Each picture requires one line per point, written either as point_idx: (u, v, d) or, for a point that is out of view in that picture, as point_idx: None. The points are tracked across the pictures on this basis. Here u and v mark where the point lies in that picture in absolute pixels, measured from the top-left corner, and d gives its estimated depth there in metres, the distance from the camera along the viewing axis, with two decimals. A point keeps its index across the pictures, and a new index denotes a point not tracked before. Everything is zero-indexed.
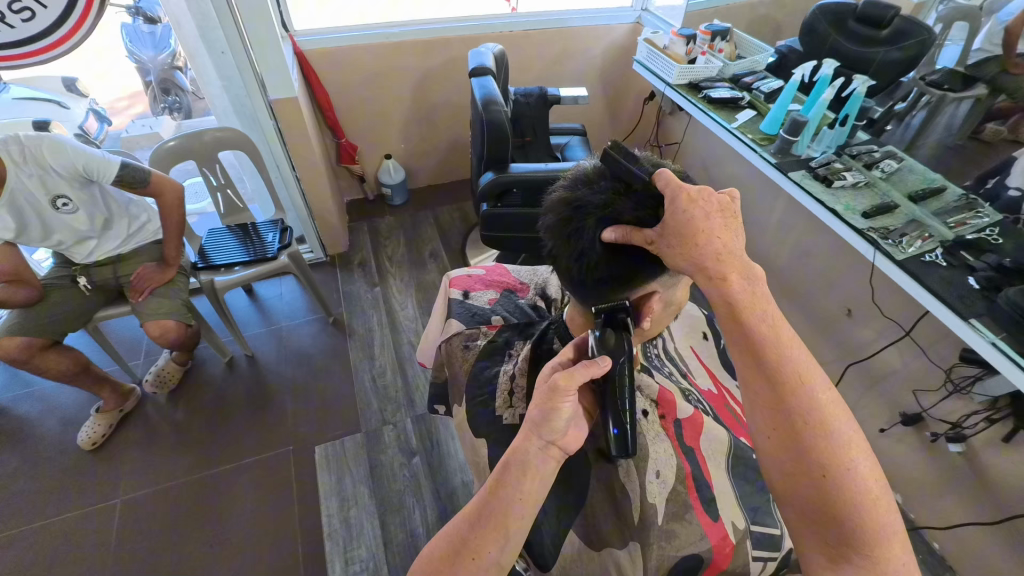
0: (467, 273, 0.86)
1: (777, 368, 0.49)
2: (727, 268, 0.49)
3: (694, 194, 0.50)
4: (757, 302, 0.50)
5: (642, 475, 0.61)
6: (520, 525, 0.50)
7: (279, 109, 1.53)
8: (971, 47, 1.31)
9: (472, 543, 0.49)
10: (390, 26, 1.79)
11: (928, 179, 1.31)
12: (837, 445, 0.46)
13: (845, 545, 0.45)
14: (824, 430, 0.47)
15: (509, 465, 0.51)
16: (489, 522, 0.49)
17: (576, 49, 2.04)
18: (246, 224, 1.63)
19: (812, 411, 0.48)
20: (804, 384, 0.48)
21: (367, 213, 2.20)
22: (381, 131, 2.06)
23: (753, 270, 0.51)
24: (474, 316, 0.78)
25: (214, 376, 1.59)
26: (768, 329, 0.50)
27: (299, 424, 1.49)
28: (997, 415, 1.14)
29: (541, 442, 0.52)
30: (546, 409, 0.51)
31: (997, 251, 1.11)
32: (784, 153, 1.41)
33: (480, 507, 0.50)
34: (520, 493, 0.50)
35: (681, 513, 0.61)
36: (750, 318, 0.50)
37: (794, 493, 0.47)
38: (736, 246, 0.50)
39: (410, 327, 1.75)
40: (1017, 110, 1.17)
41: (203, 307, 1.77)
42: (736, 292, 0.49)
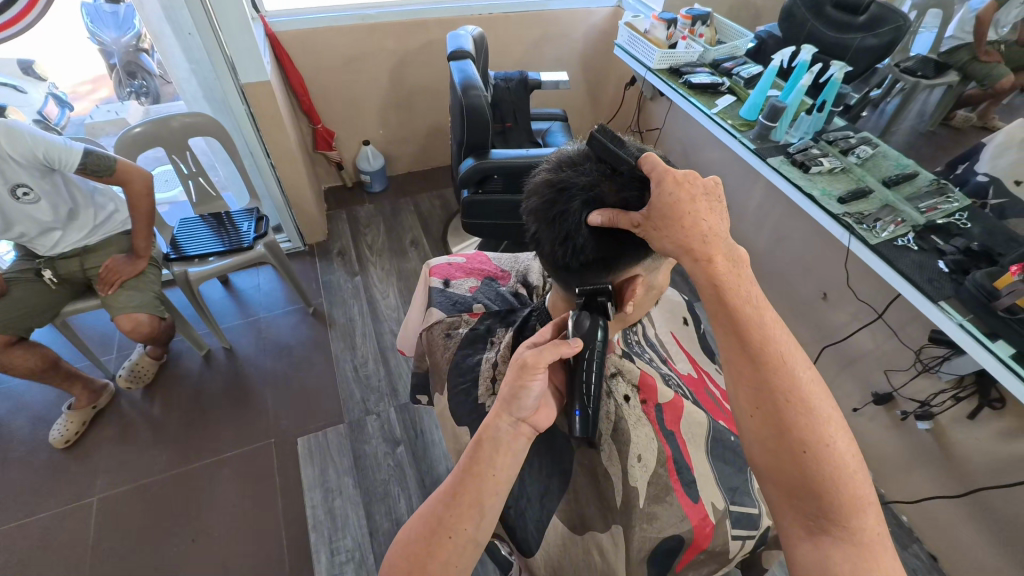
0: (448, 261, 0.85)
1: (760, 347, 0.49)
2: (713, 250, 0.50)
3: (682, 176, 0.51)
4: (741, 283, 0.51)
5: (624, 460, 0.62)
6: (494, 500, 0.50)
7: (251, 94, 1.48)
8: (945, 35, 1.31)
9: (448, 521, 0.48)
10: (366, 6, 1.73)
11: (901, 164, 1.35)
12: (817, 422, 0.47)
13: (825, 518, 0.46)
14: (805, 406, 0.48)
15: (481, 442, 0.52)
16: (462, 499, 0.49)
17: (556, 33, 2.01)
18: (220, 213, 1.58)
19: (793, 392, 0.48)
20: (786, 363, 0.49)
21: (346, 201, 2.16)
22: (358, 116, 2.02)
23: (737, 253, 0.52)
24: (455, 304, 0.77)
25: (192, 369, 1.55)
26: (752, 311, 0.50)
27: (281, 415, 1.47)
28: (963, 393, 1.18)
29: (512, 420, 0.53)
30: (515, 387, 0.53)
31: (966, 235, 1.14)
32: (763, 138, 1.42)
33: (454, 485, 0.50)
34: (493, 469, 0.50)
35: (661, 495, 0.62)
36: (736, 299, 0.50)
37: (776, 469, 0.48)
38: (721, 228, 0.51)
39: (392, 316, 1.74)
40: (986, 97, 1.20)
41: (176, 298, 1.72)
42: (721, 273, 0.50)
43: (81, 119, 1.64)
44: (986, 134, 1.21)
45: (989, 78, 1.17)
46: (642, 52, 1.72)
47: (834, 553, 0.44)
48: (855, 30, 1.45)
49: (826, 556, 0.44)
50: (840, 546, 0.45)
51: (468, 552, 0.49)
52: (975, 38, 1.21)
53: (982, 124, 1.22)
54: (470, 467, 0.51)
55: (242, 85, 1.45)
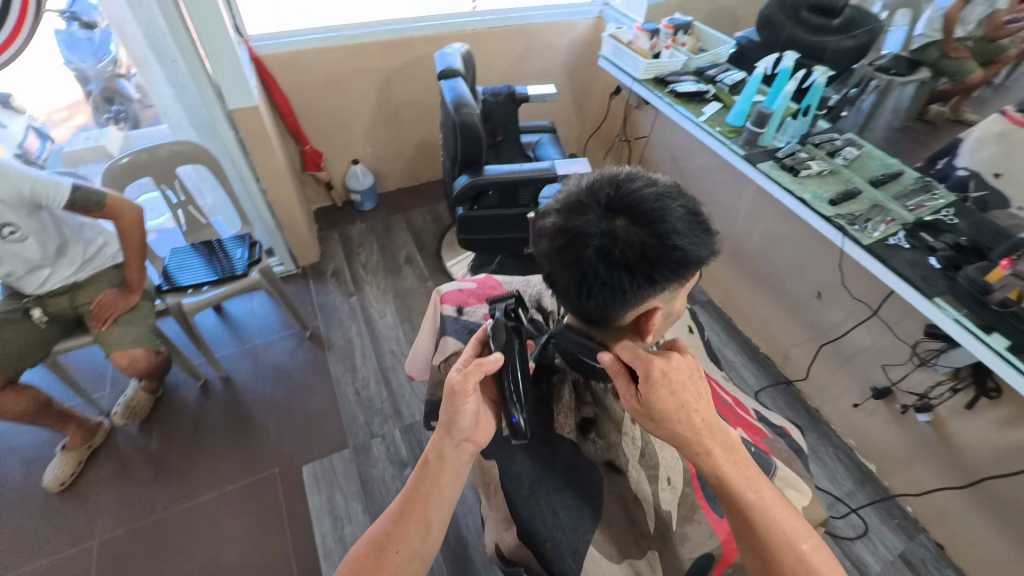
0: (459, 287, 0.84)
1: (767, 528, 0.54)
2: (689, 431, 0.55)
3: (648, 359, 0.57)
4: (742, 470, 0.55)
5: (654, 485, 0.63)
6: (437, 516, 0.57)
7: (239, 120, 1.46)
8: (915, 33, 1.39)
9: (395, 537, 0.55)
10: (351, 26, 1.74)
11: (886, 163, 1.38)
12: (811, 572, 0.52)
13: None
14: (797, 563, 0.52)
15: (427, 462, 0.58)
16: (408, 514, 0.56)
17: (539, 45, 2.03)
18: (211, 241, 1.55)
19: (800, 566, 0.52)
20: (792, 541, 0.53)
21: (337, 221, 2.14)
22: (346, 135, 2.01)
23: (712, 421, 0.57)
24: (472, 333, 0.76)
25: (188, 401, 1.52)
26: (751, 491, 0.55)
27: (284, 442, 1.44)
28: (960, 384, 1.21)
29: (455, 442, 0.58)
30: (450, 412, 0.57)
31: (954, 232, 1.17)
32: (751, 144, 1.44)
33: (403, 502, 0.57)
34: (438, 484, 0.57)
35: (690, 514, 0.62)
36: (717, 473, 0.55)
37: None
38: (712, 418, 0.57)
39: (390, 336, 1.72)
40: (955, 93, 1.31)
41: (168, 328, 1.68)
42: (699, 448, 0.55)
43: (59, 148, 1.57)
44: (963, 126, 1.29)
45: (959, 74, 1.27)
46: (626, 62, 1.74)
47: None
48: (830, 32, 1.48)
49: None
50: None
51: (413, 564, 0.56)
52: (942, 35, 1.30)
53: (955, 118, 1.31)
54: (417, 485, 0.57)
55: (229, 111, 1.43)
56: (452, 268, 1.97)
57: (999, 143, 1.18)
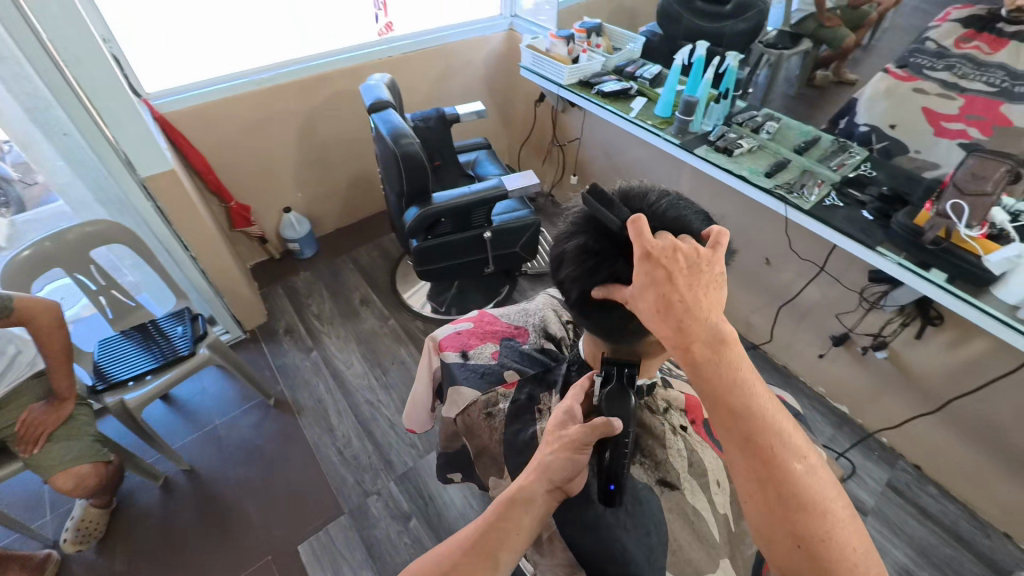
0: (456, 330, 0.92)
1: (753, 429, 0.49)
2: (690, 338, 0.51)
3: (658, 253, 0.53)
4: (727, 365, 0.51)
5: (708, 490, 0.72)
6: (509, 555, 0.55)
7: (155, 188, 1.33)
8: (792, 9, 1.40)
9: (460, 569, 0.52)
10: (260, 69, 1.64)
11: (803, 131, 1.49)
12: (820, 517, 0.45)
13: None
14: (805, 505, 0.46)
15: (512, 501, 0.57)
16: (480, 549, 0.53)
17: (457, 65, 2.04)
18: (143, 325, 1.40)
19: (789, 478, 0.47)
20: (779, 450, 0.48)
21: (277, 274, 2.01)
22: (272, 184, 1.89)
23: (719, 333, 0.51)
24: (484, 376, 0.84)
25: (151, 506, 1.34)
26: (736, 389, 0.50)
27: (272, 524, 1.32)
28: (908, 319, 1.31)
29: (548, 485, 0.59)
30: (563, 459, 0.59)
31: (876, 183, 1.30)
32: (683, 132, 1.50)
33: (478, 535, 0.55)
34: (519, 526, 0.56)
35: (741, 506, 0.74)
36: (720, 386, 0.50)
37: (779, 561, 0.47)
38: (703, 308, 0.51)
39: (362, 384, 1.63)
40: (835, 58, 1.34)
41: (109, 429, 1.49)
42: (700, 359, 0.51)
43: None
44: (847, 88, 1.35)
45: (836, 40, 1.32)
46: (548, 70, 1.77)
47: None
48: (724, 18, 1.53)
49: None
50: None
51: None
52: (816, 7, 1.35)
53: (839, 80, 1.36)
54: (497, 521, 0.56)
55: (142, 179, 1.29)
56: (411, 300, 1.90)
57: (889, 98, 1.28)
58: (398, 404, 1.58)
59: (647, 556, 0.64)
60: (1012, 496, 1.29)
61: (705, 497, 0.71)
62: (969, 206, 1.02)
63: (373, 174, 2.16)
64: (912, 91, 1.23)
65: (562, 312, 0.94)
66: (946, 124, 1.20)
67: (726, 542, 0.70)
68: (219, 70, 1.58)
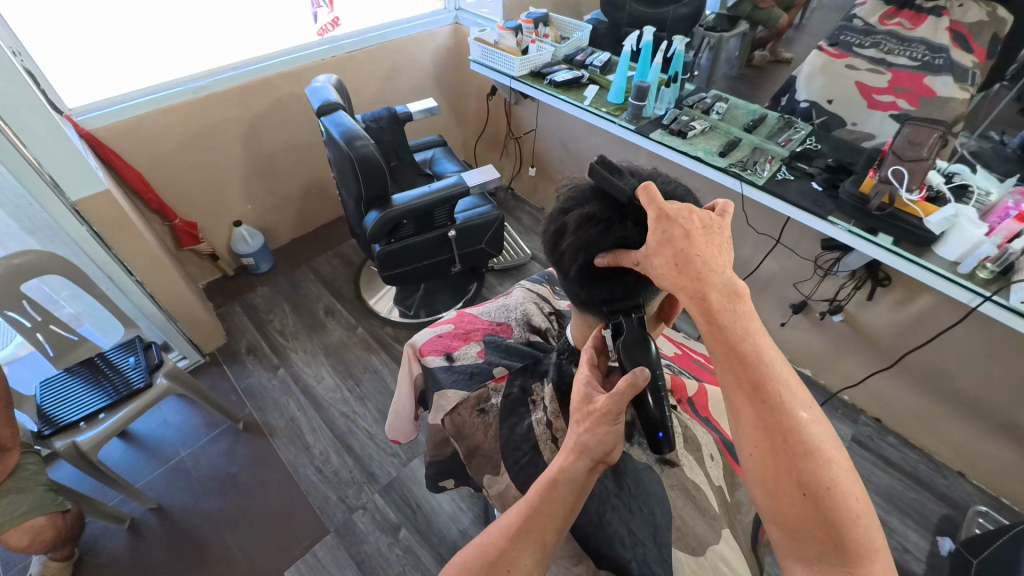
0: (436, 333, 0.91)
1: (762, 378, 0.50)
2: (707, 287, 0.52)
3: (674, 214, 0.56)
4: (739, 317, 0.52)
5: (702, 462, 0.75)
6: (555, 538, 0.54)
7: (89, 210, 1.23)
8: None
9: (508, 556, 0.52)
10: (195, 77, 1.55)
11: (750, 110, 1.53)
12: (825, 466, 0.46)
13: (827, 564, 0.44)
14: (811, 454, 0.47)
15: (555, 482, 0.55)
16: (526, 533, 0.53)
17: (405, 62, 2.00)
18: (91, 359, 1.29)
19: (794, 428, 0.48)
20: (787, 401, 0.49)
21: (233, 292, 1.91)
22: (219, 197, 1.80)
23: (735, 286, 0.53)
24: (474, 376, 0.82)
25: (119, 551, 1.26)
26: (748, 340, 0.52)
27: (254, 554, 1.26)
28: (859, 282, 1.38)
29: (590, 462, 0.57)
30: (600, 433, 0.57)
31: (822, 156, 1.35)
32: (638, 117, 1.52)
33: (522, 522, 0.54)
34: (563, 507, 0.55)
35: (733, 478, 0.77)
36: (732, 334, 0.51)
37: (780, 511, 0.47)
38: (717, 262, 0.53)
39: (335, 398, 1.58)
40: (771, 38, 1.41)
41: (62, 475, 1.38)
42: (716, 309, 0.52)
43: None
44: (784, 66, 1.42)
45: (771, 21, 1.37)
46: (499, 63, 1.76)
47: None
48: (665, 3, 1.53)
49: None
50: None
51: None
52: None
53: (775, 59, 1.43)
54: (542, 504, 0.54)
55: (74, 204, 1.20)
56: (377, 307, 1.85)
57: (825, 74, 1.36)
58: (375, 414, 1.54)
59: (653, 534, 0.66)
60: (963, 438, 1.39)
61: (702, 469, 0.74)
62: (908, 171, 1.08)
63: (326, 180, 2.09)
64: (845, 67, 1.32)
65: (542, 304, 0.95)
66: (877, 97, 1.29)
67: (723, 513, 0.71)
68: (149, 80, 1.48)
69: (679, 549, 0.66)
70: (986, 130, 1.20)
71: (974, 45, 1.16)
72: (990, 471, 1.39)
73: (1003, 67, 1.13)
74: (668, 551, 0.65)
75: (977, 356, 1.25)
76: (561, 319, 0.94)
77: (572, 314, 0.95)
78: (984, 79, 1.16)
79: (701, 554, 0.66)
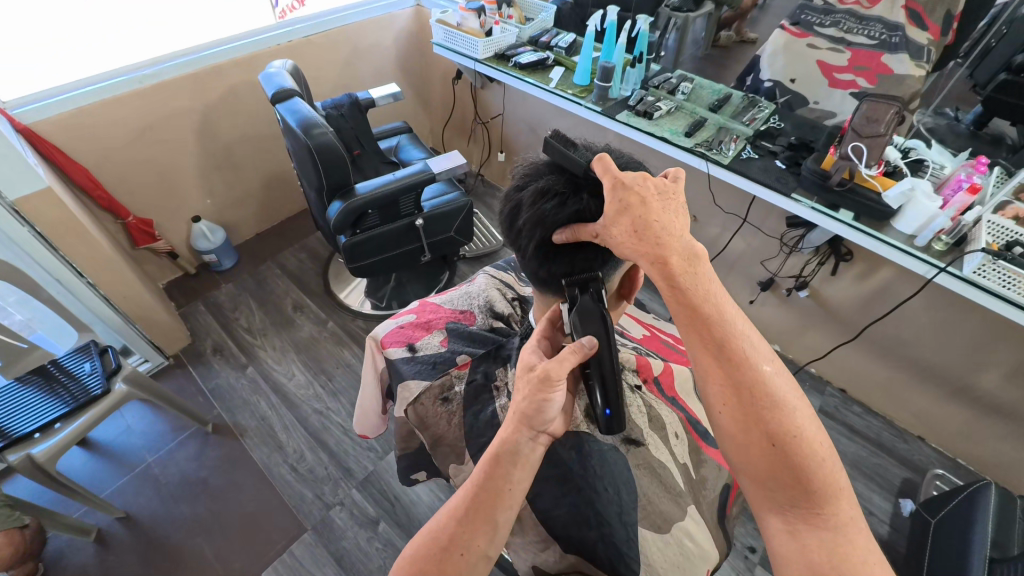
0: (398, 324, 0.89)
1: (725, 339, 0.51)
2: (668, 252, 0.52)
3: (630, 181, 0.54)
4: (699, 280, 0.53)
5: (667, 441, 0.76)
6: (505, 517, 0.52)
7: (30, 211, 1.16)
8: None
9: (460, 539, 0.51)
10: (140, 66, 1.47)
11: (714, 90, 1.49)
12: (788, 414, 0.49)
13: (798, 506, 0.47)
14: (775, 404, 0.49)
15: (499, 457, 0.54)
16: (475, 514, 0.51)
17: (365, 46, 1.94)
18: (43, 367, 1.23)
19: (759, 381, 0.50)
20: (748, 357, 0.51)
21: (195, 291, 1.84)
22: (174, 192, 1.72)
23: (693, 249, 0.54)
24: (436, 365, 0.81)
25: (85, 565, 1.21)
26: (709, 301, 0.52)
27: (229, 557, 1.23)
28: (823, 258, 1.41)
29: (532, 432, 0.56)
30: (538, 401, 0.56)
31: (785, 134, 1.33)
32: (604, 99, 1.48)
33: (470, 501, 0.52)
34: (511, 482, 0.53)
35: (699, 456, 0.78)
36: (695, 297, 0.52)
37: (751, 462, 0.49)
38: (675, 227, 0.53)
39: (308, 394, 1.55)
40: (735, 18, 1.48)
41: (20, 490, 1.32)
42: (678, 273, 0.52)
43: None
44: (750, 45, 1.48)
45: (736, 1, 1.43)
46: (462, 45, 1.71)
47: (811, 541, 0.46)
48: None
49: (803, 543, 0.46)
50: (815, 531, 0.46)
51: (479, 565, 0.51)
52: None
53: (741, 39, 1.49)
54: (489, 480, 0.53)
55: (13, 204, 1.13)
56: (348, 300, 1.81)
57: (787, 54, 1.38)
58: (349, 409, 1.52)
59: (617, 514, 0.65)
60: (922, 404, 1.45)
61: (667, 448, 0.75)
62: (867, 148, 1.08)
63: (288, 171, 2.03)
64: (806, 46, 1.35)
65: (505, 290, 0.94)
66: (838, 75, 1.32)
67: (688, 490, 0.73)
68: (90, 69, 1.40)
69: (644, 527, 0.66)
70: (940, 106, 1.25)
71: (928, 22, 1.19)
72: (946, 434, 1.45)
73: (956, 43, 1.18)
74: (634, 529, 0.65)
75: (933, 325, 1.29)
76: (525, 304, 0.93)
77: (535, 299, 0.94)
78: (939, 56, 1.21)
79: (666, 531, 0.66)
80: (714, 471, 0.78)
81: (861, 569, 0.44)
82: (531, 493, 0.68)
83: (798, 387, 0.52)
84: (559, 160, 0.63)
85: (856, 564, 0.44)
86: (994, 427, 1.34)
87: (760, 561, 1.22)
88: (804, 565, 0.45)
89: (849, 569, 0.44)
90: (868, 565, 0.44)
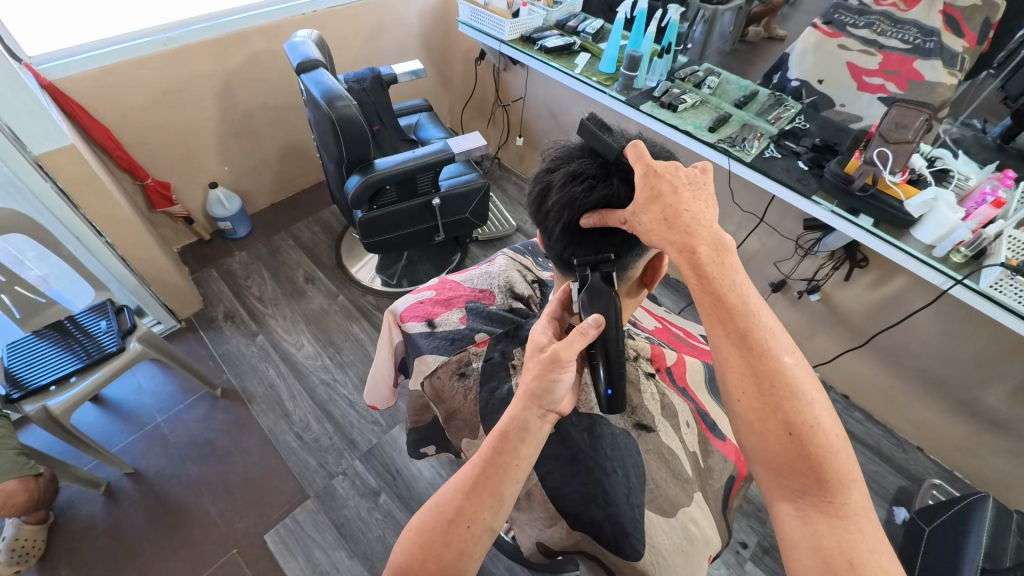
0: (417, 300, 0.90)
1: (747, 330, 0.52)
2: (696, 241, 0.52)
3: (662, 169, 0.54)
4: (725, 271, 0.53)
5: (678, 430, 0.76)
6: (512, 489, 0.54)
7: (53, 168, 1.17)
8: None
9: (467, 512, 0.52)
10: (165, 28, 1.46)
11: (741, 86, 1.46)
12: (806, 405, 0.50)
13: (809, 495, 0.48)
14: (793, 395, 0.50)
15: (505, 433, 0.55)
16: (482, 488, 0.52)
17: (388, 21, 1.93)
18: (60, 323, 1.25)
19: (780, 371, 0.51)
20: (770, 349, 0.52)
21: (210, 256, 1.86)
22: (192, 156, 1.73)
23: (722, 240, 0.54)
24: (454, 341, 0.82)
25: (96, 515, 1.25)
26: (734, 293, 0.53)
27: (234, 519, 1.26)
28: (837, 263, 1.41)
29: (541, 411, 0.56)
30: (546, 382, 0.56)
31: (809, 135, 1.30)
32: (628, 89, 1.44)
33: (478, 474, 0.53)
34: (516, 457, 0.54)
35: (707, 448, 0.79)
36: (720, 287, 0.53)
37: (766, 450, 0.50)
38: (705, 218, 0.54)
39: (315, 365, 1.57)
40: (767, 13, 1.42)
41: (36, 440, 1.36)
42: (705, 262, 0.52)
43: None
44: (777, 43, 1.44)
45: None
46: (488, 25, 1.68)
47: (820, 526, 0.47)
48: None
49: (814, 529, 0.47)
50: (828, 519, 0.47)
51: (485, 539, 0.52)
52: None
53: (769, 36, 1.45)
54: (497, 456, 0.54)
55: (36, 158, 1.14)
56: (359, 276, 1.82)
57: (818, 53, 1.36)
58: (356, 382, 1.54)
59: (626, 496, 0.66)
60: (924, 414, 1.45)
61: (678, 436, 0.76)
62: (893, 153, 1.06)
63: (305, 142, 2.03)
64: (837, 47, 1.33)
65: (526, 272, 0.95)
66: (867, 79, 1.31)
67: (695, 478, 0.74)
68: (116, 28, 1.39)
69: (651, 510, 0.67)
70: (968, 117, 1.23)
71: (965, 29, 1.17)
72: (946, 446, 1.46)
73: (990, 53, 1.16)
74: (641, 511, 0.66)
75: (942, 337, 1.29)
76: (544, 287, 0.94)
77: (554, 283, 0.95)
78: (972, 65, 1.20)
79: (672, 516, 0.67)
80: (720, 462, 0.79)
81: (869, 558, 0.44)
82: (542, 469, 0.71)
83: (817, 381, 0.53)
84: (592, 143, 0.63)
85: (864, 553, 0.45)
86: (994, 441, 1.35)
87: (751, 556, 1.24)
88: (814, 551, 0.46)
89: (857, 557, 0.44)
90: (877, 555, 0.45)
